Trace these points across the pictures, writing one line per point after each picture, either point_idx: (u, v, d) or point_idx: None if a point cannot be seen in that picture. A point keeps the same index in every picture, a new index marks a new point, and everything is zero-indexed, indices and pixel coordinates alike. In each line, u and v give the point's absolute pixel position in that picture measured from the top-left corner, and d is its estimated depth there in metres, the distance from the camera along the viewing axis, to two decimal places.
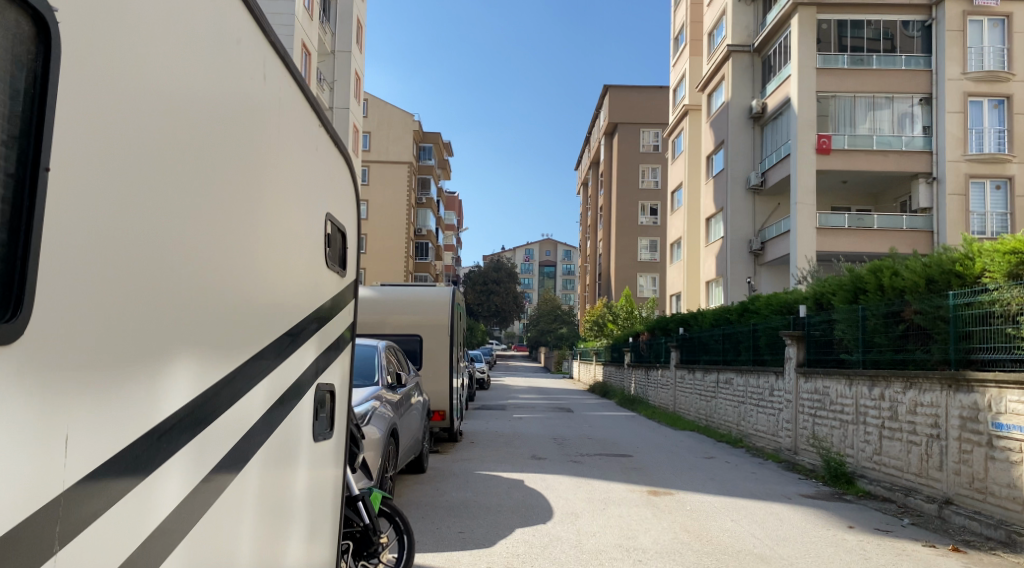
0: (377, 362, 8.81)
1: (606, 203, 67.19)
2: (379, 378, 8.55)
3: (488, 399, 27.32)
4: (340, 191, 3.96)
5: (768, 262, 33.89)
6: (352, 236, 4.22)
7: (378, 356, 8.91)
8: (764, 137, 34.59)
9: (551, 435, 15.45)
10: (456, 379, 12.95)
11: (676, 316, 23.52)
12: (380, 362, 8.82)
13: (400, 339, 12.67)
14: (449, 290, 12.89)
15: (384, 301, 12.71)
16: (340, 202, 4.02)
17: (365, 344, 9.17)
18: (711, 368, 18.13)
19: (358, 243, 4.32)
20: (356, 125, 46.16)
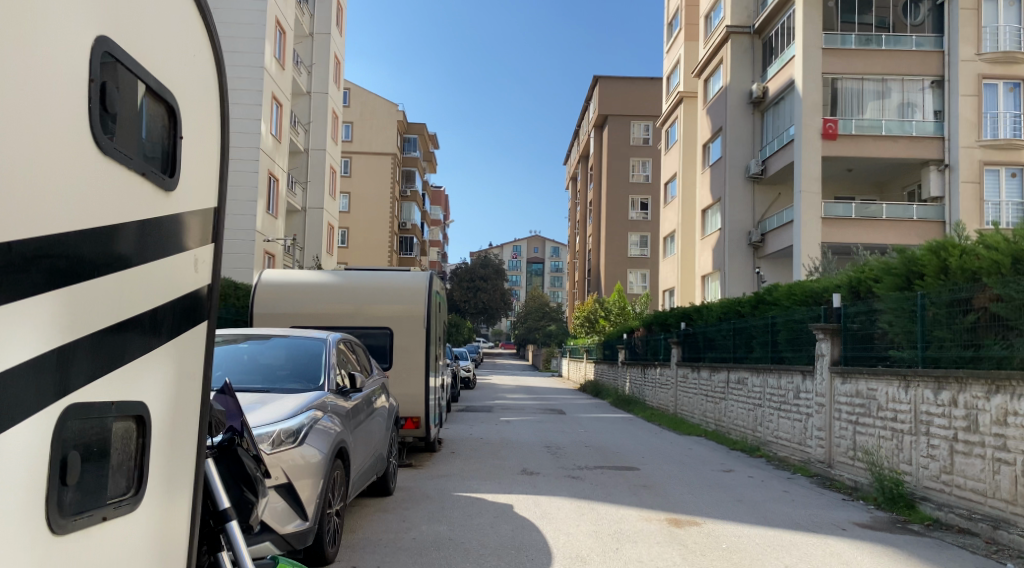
0: (326, 359, 6.85)
1: (595, 197, 65.41)
2: (327, 381, 6.56)
3: (473, 399, 25.42)
4: (149, 29, 2.12)
5: (769, 255, 32.22)
6: (198, 128, 2.43)
7: (329, 351, 6.96)
8: (765, 124, 32.93)
9: (543, 443, 13.57)
10: (434, 380, 11.03)
11: (676, 311, 21.76)
12: (330, 358, 6.86)
13: (368, 332, 10.72)
14: (425, 276, 11.00)
15: (349, 287, 10.84)
16: (168, 59, 2.24)
17: (312, 337, 7.21)
18: (719, 367, 16.36)
19: (213, 142, 2.56)
20: (335, 113, 44.03)
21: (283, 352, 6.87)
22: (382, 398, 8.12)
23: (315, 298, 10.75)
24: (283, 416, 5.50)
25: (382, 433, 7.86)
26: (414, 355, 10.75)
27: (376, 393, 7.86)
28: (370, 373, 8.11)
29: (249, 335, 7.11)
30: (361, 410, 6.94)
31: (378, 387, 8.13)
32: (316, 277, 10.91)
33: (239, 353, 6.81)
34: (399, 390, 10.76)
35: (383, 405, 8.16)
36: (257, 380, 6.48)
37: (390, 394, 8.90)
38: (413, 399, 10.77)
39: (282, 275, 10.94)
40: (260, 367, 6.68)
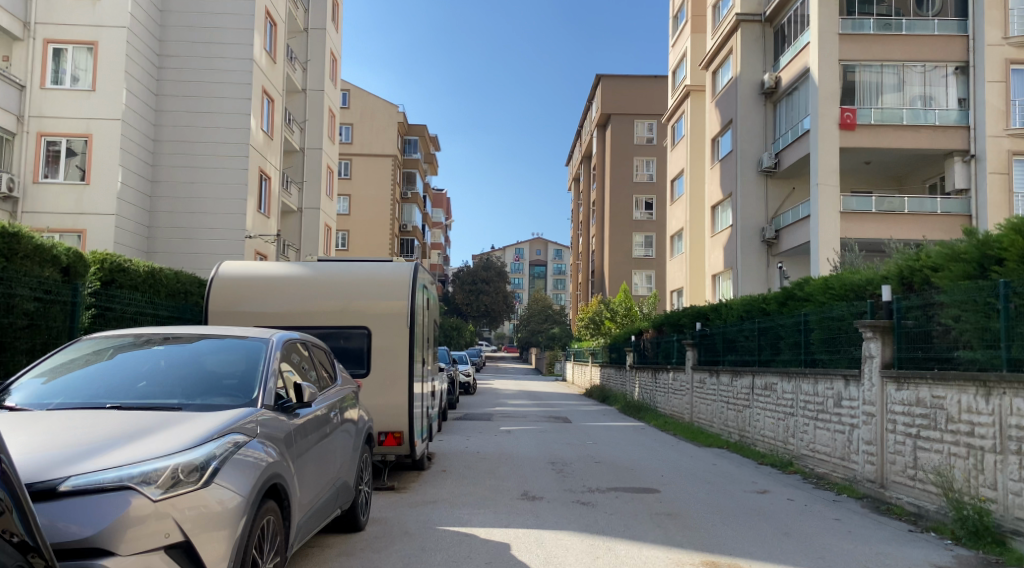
0: (268, 364, 5.31)
1: (598, 197, 63.83)
2: (263, 392, 4.98)
3: (472, 406, 23.92)
4: None
5: (784, 252, 30.71)
6: None
7: (271, 355, 5.42)
8: (778, 115, 31.43)
9: (547, 459, 12.04)
10: (419, 387, 9.48)
11: (689, 310, 20.22)
12: (271, 363, 5.32)
13: (342, 332, 9.19)
14: (409, 267, 9.50)
15: (322, 280, 9.35)
16: None
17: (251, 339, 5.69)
18: (742, 372, 14.83)
19: None
20: (331, 110, 42.57)
21: (218, 358, 5.33)
22: (346, 412, 6.56)
23: (281, 294, 9.24)
24: (185, 445, 3.92)
25: (346, 456, 6.33)
26: (395, 359, 9.19)
27: (337, 409, 6.29)
28: (330, 384, 6.56)
29: (180, 337, 5.59)
30: (313, 430, 5.39)
31: (343, 399, 6.58)
32: (282, 269, 9.41)
33: (166, 358, 5.28)
34: (377, 400, 9.15)
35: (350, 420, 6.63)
36: (191, 391, 4.92)
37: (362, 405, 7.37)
38: (394, 411, 9.17)
39: (245, 267, 9.43)
40: (198, 375, 5.12)
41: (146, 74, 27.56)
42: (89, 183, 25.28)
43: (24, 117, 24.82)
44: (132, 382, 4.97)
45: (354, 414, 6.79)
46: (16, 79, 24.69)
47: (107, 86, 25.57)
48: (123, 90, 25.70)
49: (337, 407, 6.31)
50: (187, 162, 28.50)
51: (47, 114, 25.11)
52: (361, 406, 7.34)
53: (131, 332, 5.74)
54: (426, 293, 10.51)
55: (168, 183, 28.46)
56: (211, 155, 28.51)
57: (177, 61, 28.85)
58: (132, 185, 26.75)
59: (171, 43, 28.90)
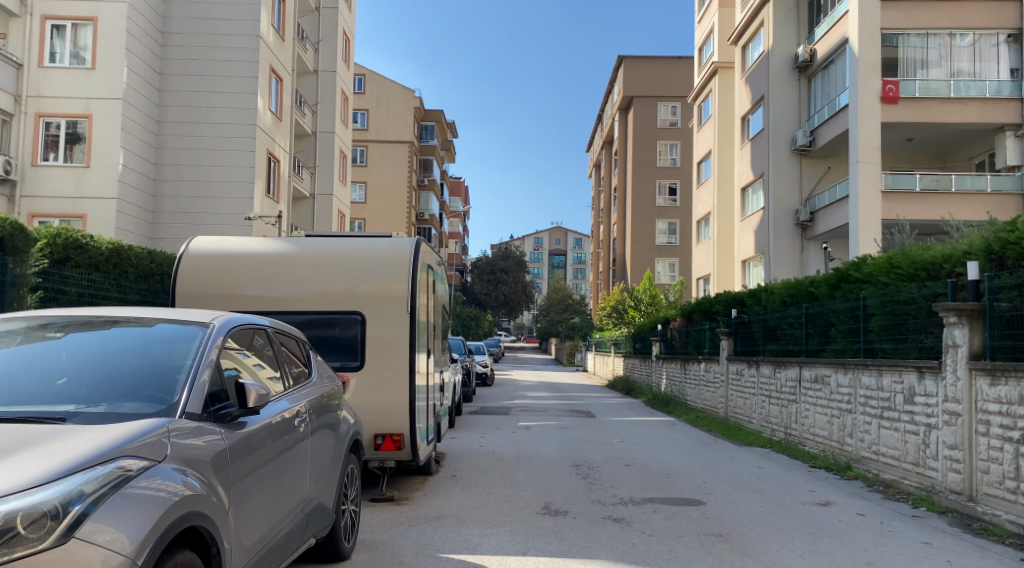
0: (207, 350, 3.95)
1: (620, 183, 62.14)
2: (190, 388, 3.64)
3: (491, 398, 22.70)
4: None
5: (819, 236, 29.08)
6: None
7: (212, 339, 4.05)
8: (812, 90, 29.68)
9: (570, 461, 10.74)
10: (422, 381, 8.15)
11: (723, 296, 18.75)
12: (209, 351, 3.95)
13: (337, 317, 7.92)
14: (410, 244, 8.20)
15: (308, 258, 8.07)
16: None
17: (190, 318, 4.32)
18: (786, 363, 13.39)
19: None
20: (345, 93, 41.35)
21: (156, 344, 3.94)
22: (323, 414, 5.24)
23: (259, 275, 7.97)
24: (42, 476, 2.60)
25: (321, 470, 5.02)
26: (392, 349, 7.88)
27: (310, 411, 4.96)
28: (302, 381, 5.23)
29: (115, 320, 4.17)
30: (268, 442, 4.08)
31: (319, 398, 5.27)
32: (264, 245, 8.16)
33: (88, 347, 3.88)
34: (371, 398, 7.82)
35: (330, 424, 5.32)
36: (115, 390, 3.56)
37: (348, 406, 6.06)
38: (393, 410, 7.83)
39: (219, 244, 8.16)
40: (130, 367, 3.73)
41: (149, 53, 26.58)
42: (89, 166, 24.40)
43: (22, 97, 24.11)
44: (42, 379, 3.62)
45: (334, 416, 5.47)
46: (13, 57, 23.86)
47: (106, 64, 24.67)
48: (122, 66, 24.78)
49: (309, 409, 4.97)
50: (194, 144, 27.46)
51: (46, 94, 24.35)
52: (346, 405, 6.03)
53: (48, 310, 4.32)
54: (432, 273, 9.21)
55: (173, 166, 27.43)
56: (218, 137, 27.44)
57: (182, 40, 27.75)
58: (136, 168, 25.86)
59: (176, 21, 27.83)
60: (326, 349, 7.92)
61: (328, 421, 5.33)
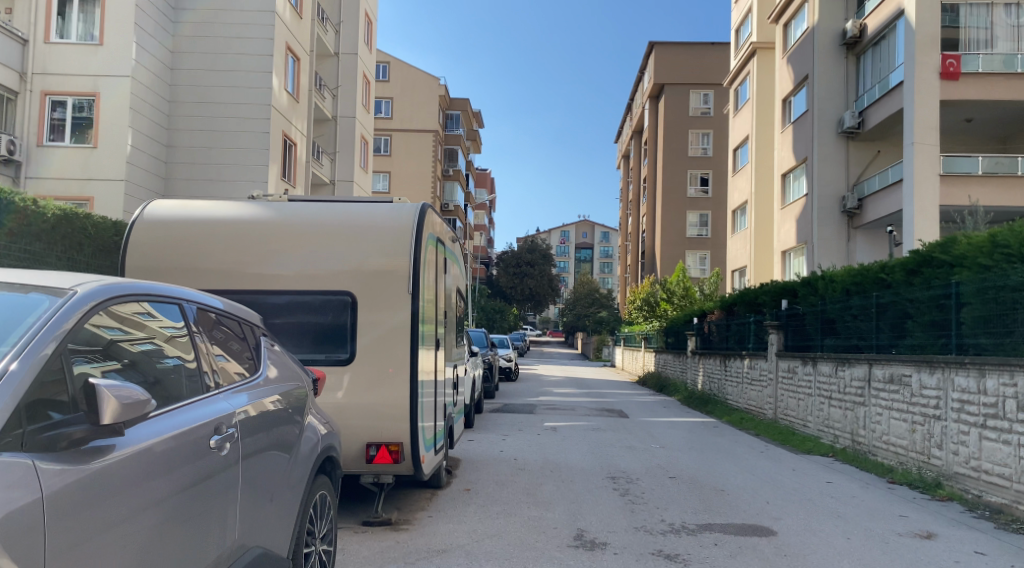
0: (109, 323, 2.85)
1: (650, 173, 60.18)
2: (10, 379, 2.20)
3: (515, 395, 21.17)
4: None
5: (867, 224, 27.10)
6: None
7: (93, 295, 2.74)
8: (862, 69, 27.63)
9: (605, 473, 9.20)
10: (426, 377, 6.64)
11: (771, 286, 17.01)
12: (56, 325, 2.46)
13: (323, 298, 6.49)
14: (412, 210, 6.75)
15: (286, 228, 6.63)
16: None
17: (53, 278, 2.85)
18: (852, 360, 11.67)
19: None
20: (366, 77, 39.96)
21: None
22: (271, 424, 3.76)
23: (227, 248, 6.56)
24: None
25: (264, 504, 3.57)
26: (388, 337, 6.41)
27: (246, 422, 3.48)
28: (243, 379, 3.77)
29: None
30: (149, 479, 2.62)
31: (265, 404, 3.79)
32: (232, 210, 6.73)
33: None
34: (365, 396, 6.37)
35: (282, 437, 3.84)
36: None
37: (319, 409, 4.59)
38: (391, 414, 6.35)
39: (181, 209, 6.73)
40: None
41: (160, 29, 25.37)
42: (96, 146, 23.30)
43: (27, 74, 23.13)
44: None
45: (289, 425, 3.99)
46: (18, 33, 22.89)
47: (114, 39, 23.50)
48: (130, 42, 23.53)
49: (246, 419, 3.50)
50: (206, 125, 26.22)
51: (51, 72, 23.34)
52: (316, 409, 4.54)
53: None
54: (441, 246, 7.78)
55: (185, 148, 26.22)
56: (232, 118, 26.23)
57: (195, 17, 26.55)
58: (145, 149, 24.68)
59: None
60: (310, 338, 6.51)
61: (279, 434, 3.83)
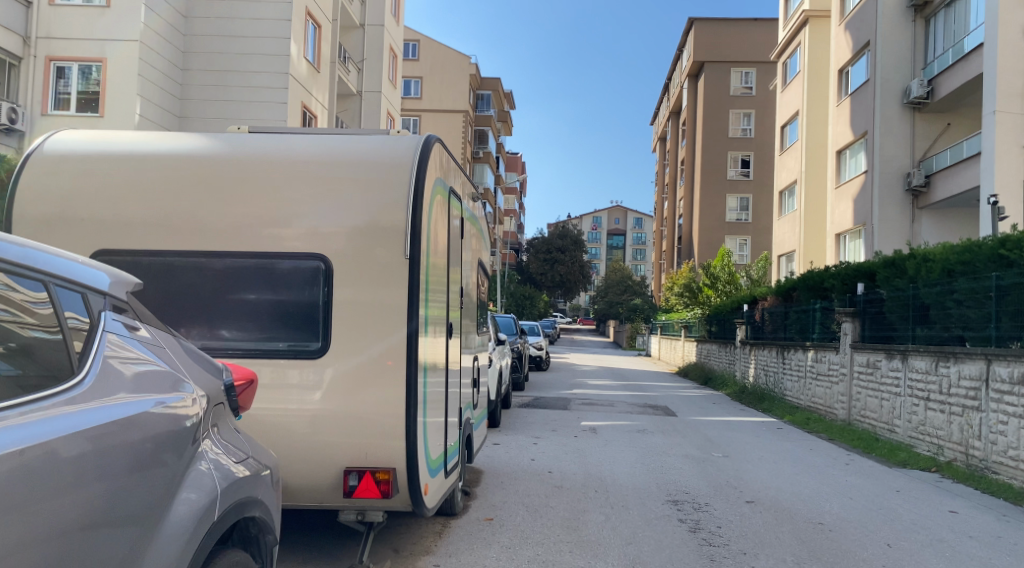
0: None
1: (687, 156, 57.49)
2: None
3: (547, 387, 19.34)
4: None
5: (934, 204, 24.55)
6: None
7: None
8: (931, 33, 24.76)
9: (662, 495, 7.37)
10: (428, 377, 4.82)
11: (842, 269, 14.86)
12: None
13: (286, 265, 4.71)
14: (411, 145, 4.92)
15: (233, 166, 4.86)
16: None
17: None
18: (959, 356, 9.58)
19: None
20: (392, 50, 38.03)
21: None
22: (91, 484, 1.98)
23: (152, 193, 4.83)
24: None
25: None
26: (375, 321, 4.62)
27: (1, 494, 1.69)
28: (53, 388, 2.02)
29: None
30: None
31: (87, 443, 2.00)
32: (163, 141, 5.01)
33: None
34: (346, 401, 4.60)
35: (113, 502, 2.05)
36: None
37: (230, 433, 2.84)
38: (381, 428, 4.56)
39: (97, 141, 5.01)
40: None
41: None
42: (103, 116, 21.86)
43: (31, 38, 21.76)
44: None
45: (146, 473, 2.21)
46: None
47: (122, 2, 21.97)
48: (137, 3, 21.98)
49: (4, 486, 1.70)
50: (221, 95, 24.69)
51: (57, 36, 21.99)
52: (223, 436, 2.79)
53: None
54: (455, 201, 5.97)
55: (198, 119, 24.72)
56: (246, 88, 24.63)
57: None
58: (155, 120, 23.17)
59: None
60: (269, 323, 4.73)
61: (112, 496, 2.05)
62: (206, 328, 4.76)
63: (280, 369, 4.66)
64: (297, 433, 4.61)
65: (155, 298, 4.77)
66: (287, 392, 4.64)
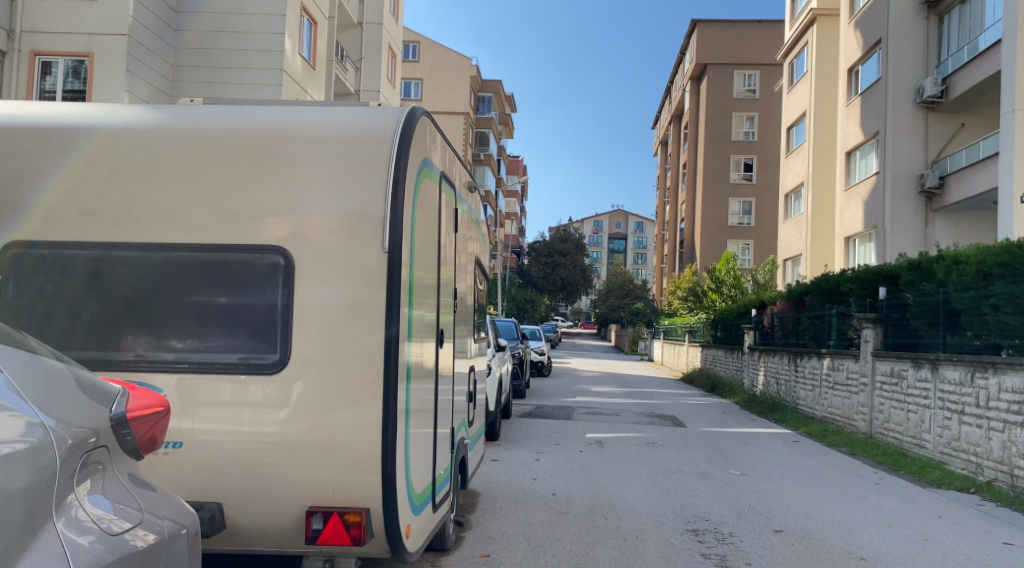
0: None
1: (690, 158, 56.67)
2: None
3: (548, 395, 18.56)
4: None
5: (948, 207, 23.74)
6: None
7: None
8: (945, 30, 23.96)
9: (680, 523, 6.59)
10: (411, 396, 4.04)
11: (861, 273, 14.07)
12: None
13: (240, 260, 3.96)
14: (392, 119, 4.15)
15: (181, 139, 4.11)
16: None
17: None
18: (999, 366, 8.79)
19: None
20: (391, 50, 37.18)
21: None
22: None
23: (88, 170, 4.10)
24: None
25: None
26: (344, 328, 3.85)
27: None
28: None
29: None
30: None
31: None
32: (103, 112, 4.26)
33: None
34: (309, 423, 3.84)
35: None
36: None
37: (114, 487, 2.14)
38: (353, 459, 3.78)
39: (24, 112, 4.27)
40: None
41: None
42: None
43: (15, 31, 20.98)
44: None
45: None
46: None
47: None
48: None
49: None
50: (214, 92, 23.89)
51: (42, 30, 21.20)
52: (106, 489, 2.13)
53: None
54: (448, 188, 5.20)
55: None
56: (240, 85, 23.91)
57: None
58: None
59: None
60: (222, 329, 3.97)
61: None
62: (149, 335, 3.98)
63: (232, 383, 3.90)
64: (251, 461, 3.84)
65: (90, 297, 4.02)
66: (241, 411, 3.87)
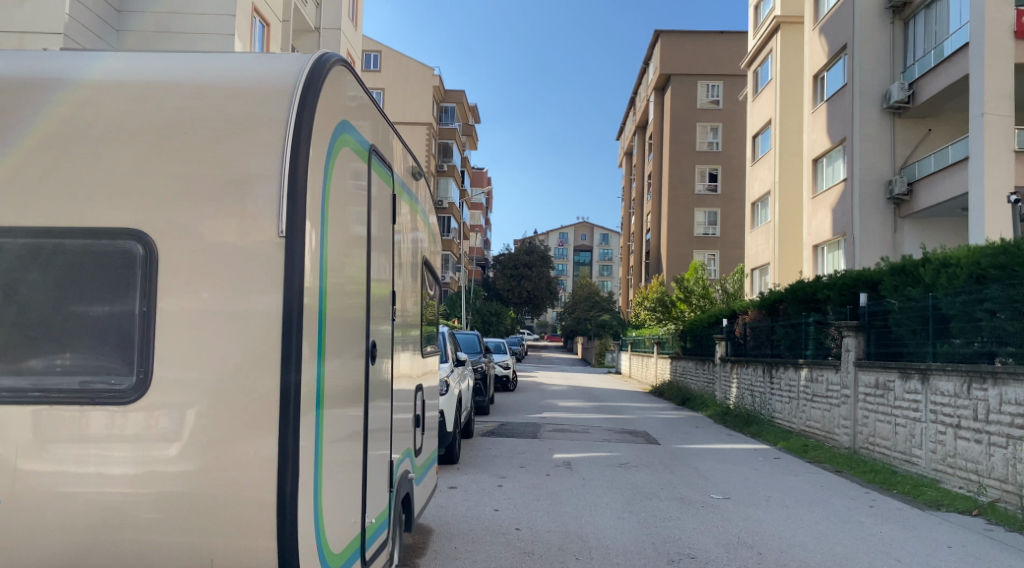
0: None
1: (655, 170, 56.41)
2: None
3: (515, 411, 17.59)
4: None
5: (916, 213, 23.45)
6: None
7: None
8: (910, 35, 23.79)
9: (661, 565, 5.69)
10: (319, 429, 3.03)
11: (838, 279, 13.45)
12: None
13: (87, 249, 2.96)
14: (298, 71, 3.22)
15: (17, 93, 3.13)
16: None
17: None
18: (998, 376, 8.11)
19: None
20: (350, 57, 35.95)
21: None
22: None
23: None
24: None
25: None
26: (229, 338, 2.87)
27: None
28: None
29: None
30: None
31: None
32: None
33: None
34: (180, 466, 2.85)
35: None
36: None
37: None
38: (235, 519, 2.80)
39: None
40: None
41: None
42: None
43: None
44: None
45: None
46: None
47: None
48: None
49: None
50: None
51: None
52: None
53: None
54: (379, 165, 4.20)
55: None
56: None
57: None
58: None
59: None
60: (66, 342, 2.96)
61: None
62: None
63: (77, 415, 2.90)
64: (106, 517, 2.85)
65: None
66: (87, 455, 2.86)
